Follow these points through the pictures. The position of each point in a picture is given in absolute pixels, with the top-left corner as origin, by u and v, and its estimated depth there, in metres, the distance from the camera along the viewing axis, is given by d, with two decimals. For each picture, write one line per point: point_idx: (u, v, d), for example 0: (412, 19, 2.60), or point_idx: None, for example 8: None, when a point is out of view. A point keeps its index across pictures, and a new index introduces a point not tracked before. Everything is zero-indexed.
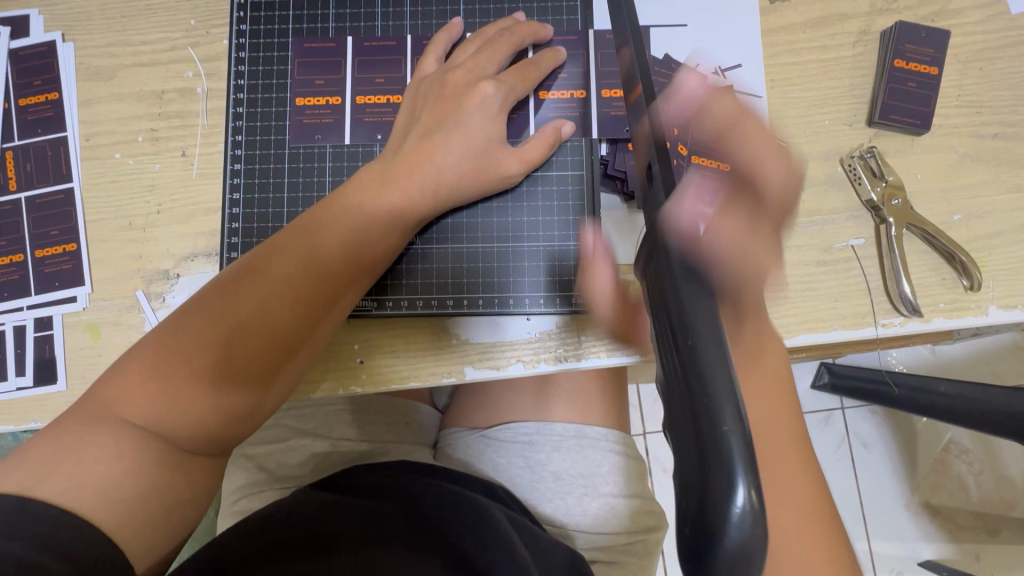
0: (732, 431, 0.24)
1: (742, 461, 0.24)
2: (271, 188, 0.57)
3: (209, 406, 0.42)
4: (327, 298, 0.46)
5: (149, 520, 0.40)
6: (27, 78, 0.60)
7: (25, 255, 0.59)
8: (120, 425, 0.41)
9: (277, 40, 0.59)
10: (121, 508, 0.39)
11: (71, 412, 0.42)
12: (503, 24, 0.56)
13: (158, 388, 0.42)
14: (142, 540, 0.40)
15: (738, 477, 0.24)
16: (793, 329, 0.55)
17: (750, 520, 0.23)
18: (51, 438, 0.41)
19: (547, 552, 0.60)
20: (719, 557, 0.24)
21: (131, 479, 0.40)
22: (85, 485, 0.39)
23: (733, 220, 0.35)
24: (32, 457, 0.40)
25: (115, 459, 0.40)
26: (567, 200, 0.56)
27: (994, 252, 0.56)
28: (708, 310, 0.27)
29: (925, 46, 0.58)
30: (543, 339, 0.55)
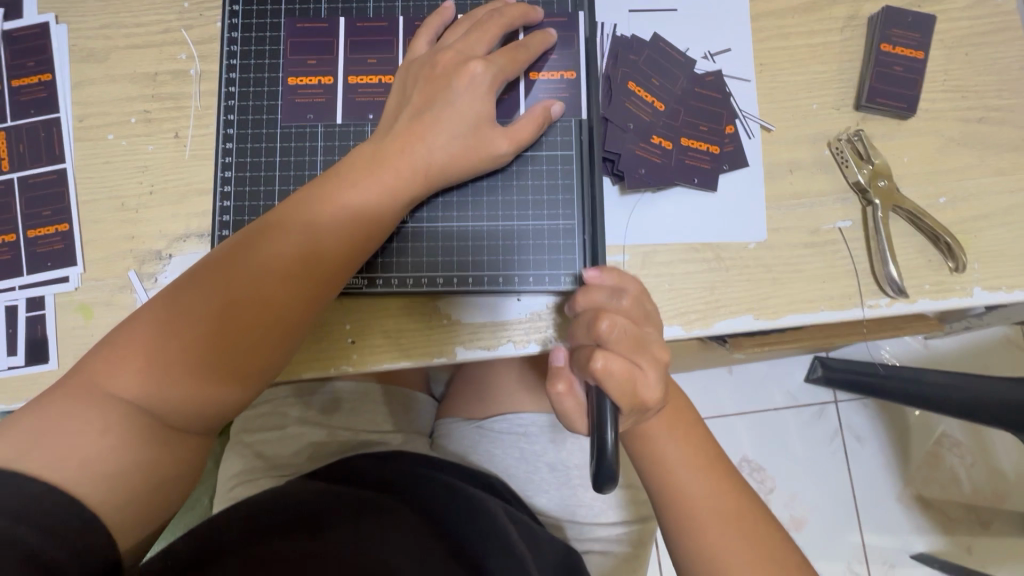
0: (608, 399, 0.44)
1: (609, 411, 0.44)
2: (263, 168, 0.57)
3: (199, 381, 0.43)
4: (319, 278, 0.47)
5: (134, 495, 0.41)
6: (20, 60, 0.61)
7: (17, 235, 0.59)
8: (107, 399, 0.41)
9: (270, 22, 0.60)
10: (106, 482, 0.40)
11: (55, 387, 0.42)
12: (494, 6, 0.56)
13: (148, 362, 0.42)
14: (127, 514, 0.40)
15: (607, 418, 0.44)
16: (780, 310, 0.56)
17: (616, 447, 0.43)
18: (38, 411, 0.41)
19: (542, 545, 0.62)
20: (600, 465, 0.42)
21: (116, 453, 0.40)
22: (69, 459, 0.39)
23: (625, 326, 0.46)
24: (16, 428, 0.40)
25: (101, 432, 0.40)
26: (557, 181, 0.56)
27: (979, 235, 0.56)
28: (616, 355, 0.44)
29: (912, 31, 0.59)
30: (534, 320, 0.56)
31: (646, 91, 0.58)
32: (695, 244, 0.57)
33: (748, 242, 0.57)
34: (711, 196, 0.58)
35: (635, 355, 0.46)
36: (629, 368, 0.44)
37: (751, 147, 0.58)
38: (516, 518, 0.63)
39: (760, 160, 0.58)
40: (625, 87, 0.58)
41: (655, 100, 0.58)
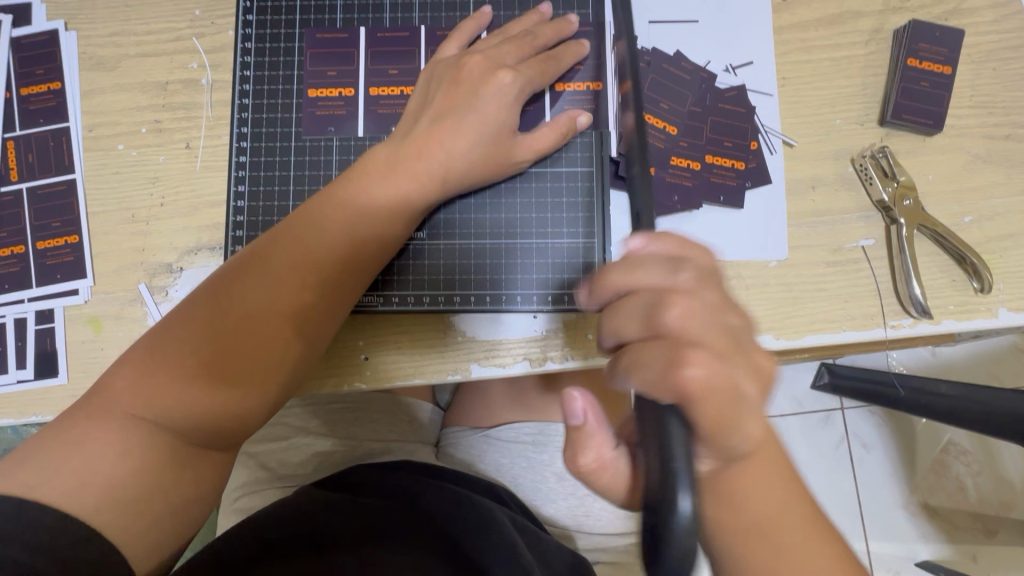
0: (681, 459, 0.31)
1: (686, 480, 0.30)
2: (277, 181, 0.56)
3: (216, 395, 0.42)
4: (334, 286, 0.46)
5: (153, 522, 0.40)
6: (29, 68, 0.59)
7: (26, 246, 0.58)
8: (128, 422, 0.41)
9: (285, 31, 0.58)
10: (126, 509, 0.39)
11: (74, 409, 0.42)
12: (527, 23, 0.55)
13: (168, 379, 0.41)
14: (145, 543, 0.40)
15: (684, 492, 0.30)
16: (801, 329, 0.55)
17: (694, 524, 0.30)
18: (56, 435, 0.40)
19: (549, 554, 0.61)
20: (669, 549, 0.30)
21: (135, 479, 0.40)
22: (88, 485, 0.38)
23: (709, 315, 0.34)
24: (37, 455, 0.39)
25: (121, 456, 0.40)
26: (577, 197, 0.55)
27: (1004, 255, 0.55)
28: (681, 371, 0.32)
29: (939, 45, 0.57)
30: (550, 338, 0.55)
31: (655, 115, 0.57)
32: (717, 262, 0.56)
33: (769, 261, 0.56)
34: (690, 215, 0.57)
35: (729, 358, 0.34)
36: (721, 376, 0.33)
37: (773, 163, 0.57)
38: (525, 528, 0.62)
39: (782, 177, 0.57)
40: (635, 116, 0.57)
41: (666, 124, 0.57)
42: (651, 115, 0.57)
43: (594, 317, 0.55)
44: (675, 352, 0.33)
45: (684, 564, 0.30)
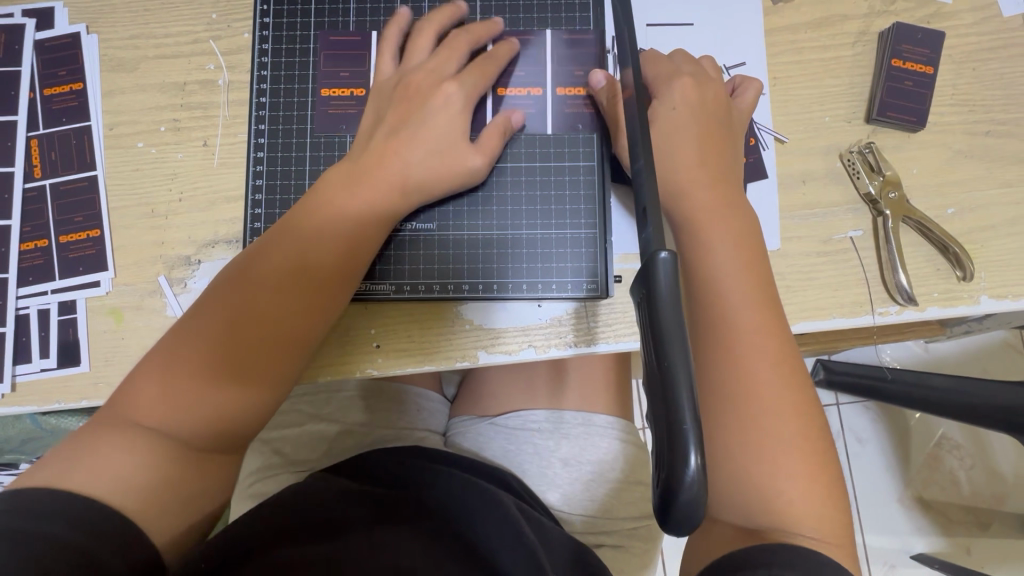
0: (688, 412, 0.30)
1: (693, 435, 0.30)
2: (294, 175, 0.59)
3: (201, 397, 0.44)
4: (313, 285, 0.48)
5: (176, 502, 0.43)
6: (52, 69, 0.62)
7: (49, 240, 0.60)
8: (129, 424, 0.44)
9: (300, 34, 0.61)
10: (155, 493, 0.42)
11: (87, 418, 0.45)
12: (448, 16, 0.58)
13: (156, 389, 0.44)
14: (167, 523, 0.43)
15: (691, 446, 0.30)
16: (794, 316, 0.57)
17: (703, 477, 0.30)
18: (78, 436, 0.44)
19: (553, 542, 0.62)
20: (677, 502, 0.30)
21: (154, 464, 0.43)
22: (109, 474, 0.42)
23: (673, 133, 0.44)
24: (60, 453, 0.43)
25: (140, 448, 0.43)
26: (579, 189, 0.58)
27: (985, 245, 0.58)
28: (677, 312, 0.33)
29: (922, 46, 0.61)
30: (555, 324, 0.57)
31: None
32: None
33: None
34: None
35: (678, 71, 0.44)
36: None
37: (766, 159, 0.60)
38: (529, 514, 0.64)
39: (775, 171, 0.60)
40: None
41: None
42: None
43: (598, 305, 0.57)
44: (676, 300, 0.33)
45: (691, 514, 0.30)
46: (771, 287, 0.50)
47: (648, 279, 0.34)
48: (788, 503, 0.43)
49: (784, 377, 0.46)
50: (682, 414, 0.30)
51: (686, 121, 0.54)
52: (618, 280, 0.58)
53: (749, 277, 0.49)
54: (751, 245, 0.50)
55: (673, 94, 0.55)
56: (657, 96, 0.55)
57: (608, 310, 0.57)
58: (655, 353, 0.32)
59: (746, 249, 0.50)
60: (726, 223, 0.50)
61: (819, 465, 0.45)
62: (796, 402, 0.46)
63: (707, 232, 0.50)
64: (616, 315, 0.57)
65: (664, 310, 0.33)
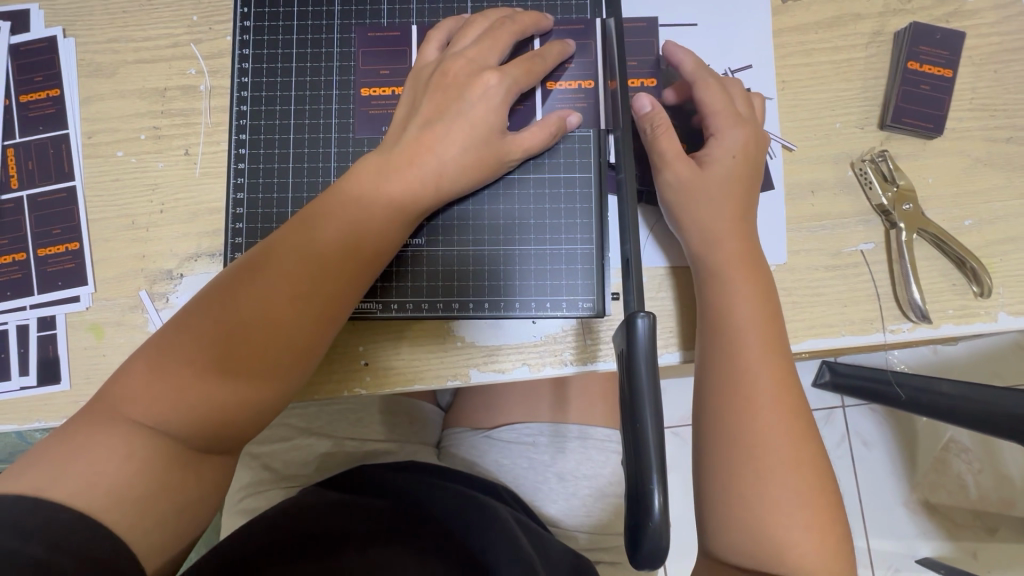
0: (653, 461, 0.34)
1: (657, 479, 0.34)
2: (275, 188, 0.56)
3: (206, 400, 0.43)
4: (328, 291, 0.46)
5: (160, 519, 0.41)
6: (28, 75, 0.60)
7: (28, 254, 0.58)
8: (128, 425, 0.42)
9: (281, 37, 0.58)
10: (132, 508, 0.40)
11: (81, 413, 0.44)
12: (505, 11, 0.55)
13: (162, 385, 0.42)
14: (152, 540, 0.41)
15: (654, 491, 0.33)
16: (800, 333, 0.55)
17: (664, 520, 0.33)
18: (64, 440, 0.42)
19: (552, 551, 0.61)
20: (643, 539, 0.33)
21: (139, 478, 0.41)
22: (94, 485, 0.40)
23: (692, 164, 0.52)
24: (47, 456, 0.41)
25: (124, 457, 0.41)
26: (575, 203, 0.55)
27: (1004, 259, 0.55)
28: (654, 377, 0.36)
29: (940, 47, 0.57)
30: (549, 342, 0.55)
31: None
32: None
33: (768, 265, 0.55)
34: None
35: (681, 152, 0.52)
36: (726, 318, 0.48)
37: (773, 167, 0.57)
38: (528, 525, 0.62)
39: (782, 181, 0.57)
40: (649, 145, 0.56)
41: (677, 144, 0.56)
42: None
43: (595, 322, 0.55)
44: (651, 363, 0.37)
45: (657, 549, 0.33)
46: (785, 340, 0.49)
47: (629, 338, 0.37)
48: (783, 536, 0.44)
49: (788, 408, 0.46)
50: (647, 453, 0.34)
51: (733, 177, 0.52)
52: (616, 297, 0.56)
53: (769, 314, 0.49)
54: (768, 306, 0.49)
55: (730, 142, 0.52)
56: (710, 140, 0.53)
57: (608, 328, 0.55)
58: (631, 407, 0.36)
59: (765, 306, 0.49)
60: (752, 275, 0.50)
61: (821, 504, 0.45)
62: (800, 437, 0.46)
63: (732, 278, 0.50)
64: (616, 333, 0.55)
65: (638, 368, 0.37)
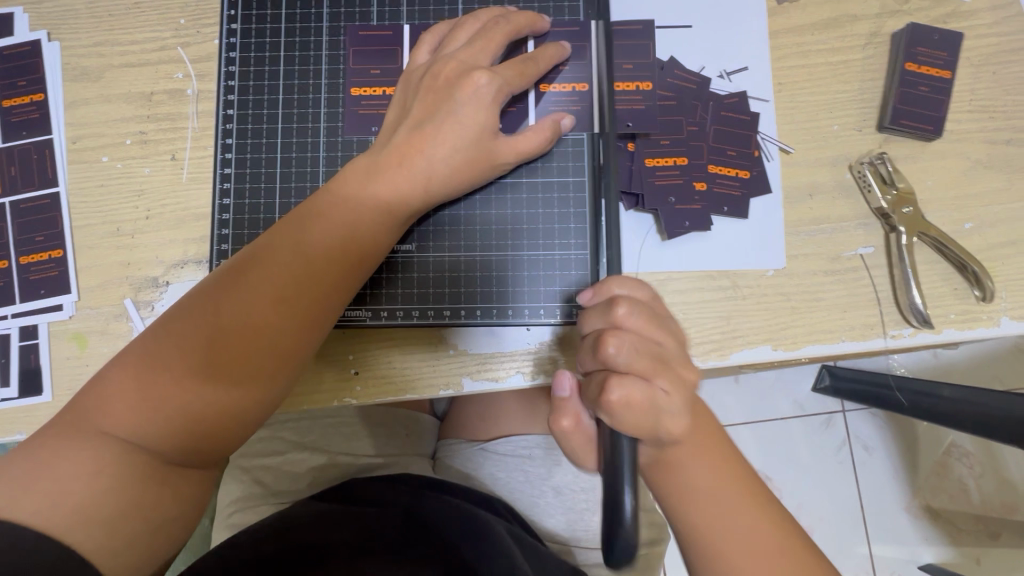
0: (625, 464, 0.41)
1: (628, 480, 0.40)
2: (263, 193, 0.55)
3: (187, 409, 0.41)
4: (313, 297, 0.45)
5: (132, 539, 0.40)
6: (12, 79, 0.58)
7: (10, 261, 0.57)
8: (101, 438, 0.41)
9: (270, 40, 0.57)
10: (102, 528, 0.39)
11: (53, 425, 0.42)
12: (497, 11, 0.54)
13: (141, 395, 0.41)
14: (123, 560, 0.40)
15: (624, 492, 0.40)
16: (799, 339, 0.54)
17: (633, 522, 0.39)
18: (32, 454, 0.40)
19: (545, 564, 0.59)
20: (617, 540, 0.39)
21: (110, 496, 0.40)
22: (60, 504, 0.38)
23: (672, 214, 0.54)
24: (13, 471, 0.39)
25: (93, 475, 0.40)
26: (568, 208, 0.54)
27: (1006, 262, 0.54)
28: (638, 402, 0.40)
29: (938, 49, 0.56)
30: (543, 352, 0.54)
31: (663, 155, 0.56)
32: (713, 272, 0.55)
33: (766, 270, 0.55)
34: (704, 235, 0.55)
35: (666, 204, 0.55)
36: (648, 397, 0.40)
37: (770, 170, 0.56)
38: (522, 537, 0.61)
39: (779, 185, 0.56)
40: (646, 162, 0.55)
41: (674, 158, 0.56)
42: (660, 160, 0.56)
43: None
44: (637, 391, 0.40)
45: (627, 548, 0.39)
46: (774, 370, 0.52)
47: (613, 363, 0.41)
48: None
49: None
50: (621, 458, 0.41)
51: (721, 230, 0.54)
52: None
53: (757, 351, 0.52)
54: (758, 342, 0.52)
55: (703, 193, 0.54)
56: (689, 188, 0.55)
57: None
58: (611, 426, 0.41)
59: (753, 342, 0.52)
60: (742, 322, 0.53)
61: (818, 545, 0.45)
62: None
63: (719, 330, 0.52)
64: None
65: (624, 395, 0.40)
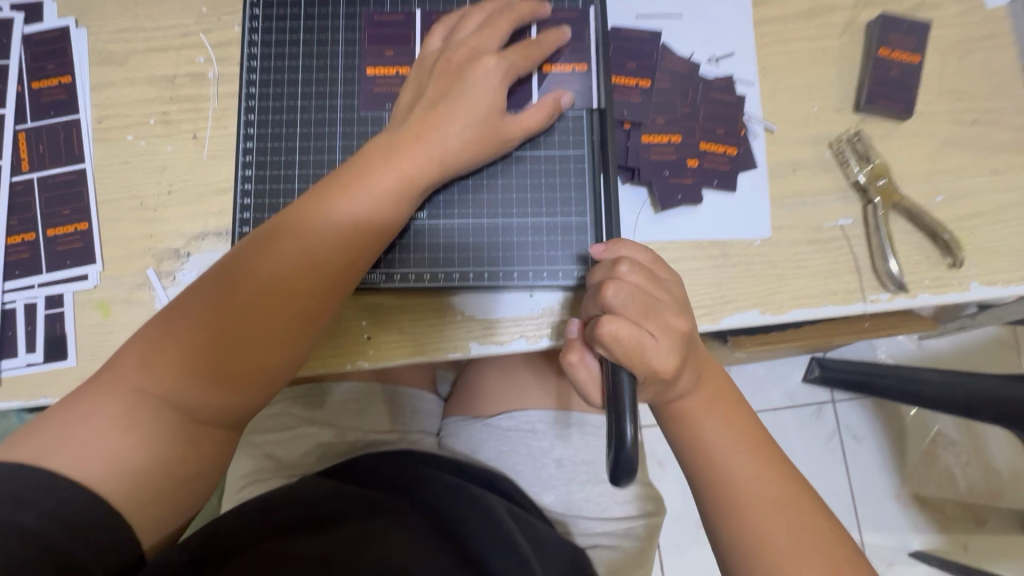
0: (626, 394, 0.43)
1: (629, 407, 0.42)
2: (283, 165, 0.58)
3: (223, 364, 0.44)
4: (338, 263, 0.48)
5: (156, 493, 0.42)
6: (40, 62, 0.62)
7: (37, 234, 0.59)
8: (134, 393, 0.43)
9: (289, 26, 0.61)
10: (130, 480, 0.41)
11: (88, 381, 0.44)
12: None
13: (179, 350, 0.44)
14: (147, 514, 0.42)
15: (626, 417, 0.42)
16: (784, 304, 0.57)
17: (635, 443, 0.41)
18: (68, 408, 0.43)
19: (546, 547, 0.58)
20: (621, 459, 0.40)
21: (138, 452, 0.42)
22: (94, 457, 0.41)
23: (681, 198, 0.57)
24: (53, 423, 0.42)
25: (125, 428, 0.42)
26: (569, 178, 0.58)
27: (975, 232, 0.58)
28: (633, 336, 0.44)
29: (908, 36, 0.61)
30: (545, 315, 0.58)
31: (658, 132, 0.60)
32: (704, 241, 0.59)
33: (753, 239, 0.58)
34: (695, 209, 0.59)
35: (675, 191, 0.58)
36: (636, 336, 0.44)
37: (756, 148, 0.60)
38: (523, 521, 0.60)
39: (765, 160, 0.60)
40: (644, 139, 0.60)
41: (669, 136, 0.60)
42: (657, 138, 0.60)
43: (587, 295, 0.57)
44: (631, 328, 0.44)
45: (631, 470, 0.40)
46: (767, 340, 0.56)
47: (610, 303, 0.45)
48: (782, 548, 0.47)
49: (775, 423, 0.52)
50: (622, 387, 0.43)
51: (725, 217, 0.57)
52: None
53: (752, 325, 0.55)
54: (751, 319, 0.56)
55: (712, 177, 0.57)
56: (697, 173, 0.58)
57: None
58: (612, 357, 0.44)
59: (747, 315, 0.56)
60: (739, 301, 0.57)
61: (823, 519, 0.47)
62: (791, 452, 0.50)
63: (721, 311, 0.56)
64: None
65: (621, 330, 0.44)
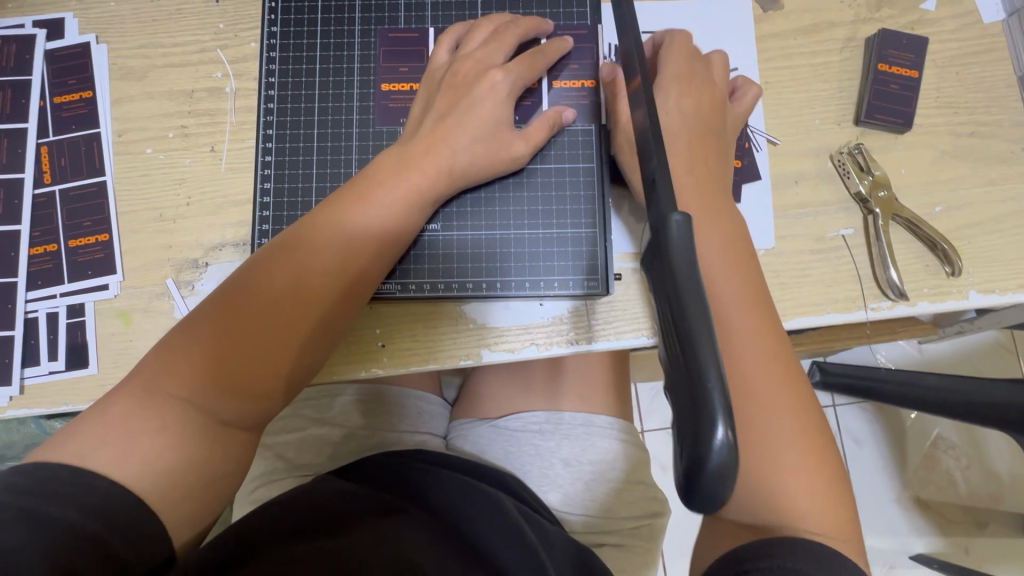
0: (716, 388, 0.30)
1: (722, 408, 0.30)
2: (300, 178, 0.60)
3: (242, 370, 0.46)
4: (352, 272, 0.50)
5: (189, 491, 0.44)
6: (62, 78, 0.63)
7: (59, 245, 0.61)
8: (166, 398, 0.45)
9: (306, 42, 0.62)
10: (164, 480, 0.43)
11: (119, 386, 0.46)
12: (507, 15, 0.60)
13: (202, 357, 0.46)
14: (179, 513, 0.43)
15: (719, 420, 0.30)
16: (788, 312, 0.59)
17: (730, 451, 0.30)
18: (103, 411, 0.44)
19: (554, 542, 0.58)
20: (705, 475, 0.30)
21: (171, 452, 0.43)
22: (130, 456, 0.42)
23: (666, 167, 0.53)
24: (88, 427, 0.43)
25: (158, 430, 0.43)
26: (579, 191, 0.60)
27: (973, 242, 0.60)
28: (699, 297, 0.33)
29: (906, 51, 0.63)
30: (556, 323, 0.59)
31: None
32: None
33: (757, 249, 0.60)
34: None
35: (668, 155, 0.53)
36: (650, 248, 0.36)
37: (760, 160, 0.62)
38: (534, 519, 0.60)
39: (769, 173, 0.61)
40: None
41: None
42: None
43: (596, 303, 0.59)
44: (694, 283, 0.33)
45: (723, 484, 0.30)
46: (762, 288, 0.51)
47: (664, 254, 0.34)
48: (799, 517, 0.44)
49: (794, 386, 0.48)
50: (705, 375, 0.31)
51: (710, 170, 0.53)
52: (618, 278, 0.59)
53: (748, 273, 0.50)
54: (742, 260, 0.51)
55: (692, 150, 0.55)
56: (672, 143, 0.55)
57: (607, 309, 0.59)
58: (678, 331, 0.33)
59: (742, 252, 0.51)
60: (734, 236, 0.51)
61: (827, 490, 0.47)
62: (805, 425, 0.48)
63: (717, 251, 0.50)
64: (615, 313, 0.58)
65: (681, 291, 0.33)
